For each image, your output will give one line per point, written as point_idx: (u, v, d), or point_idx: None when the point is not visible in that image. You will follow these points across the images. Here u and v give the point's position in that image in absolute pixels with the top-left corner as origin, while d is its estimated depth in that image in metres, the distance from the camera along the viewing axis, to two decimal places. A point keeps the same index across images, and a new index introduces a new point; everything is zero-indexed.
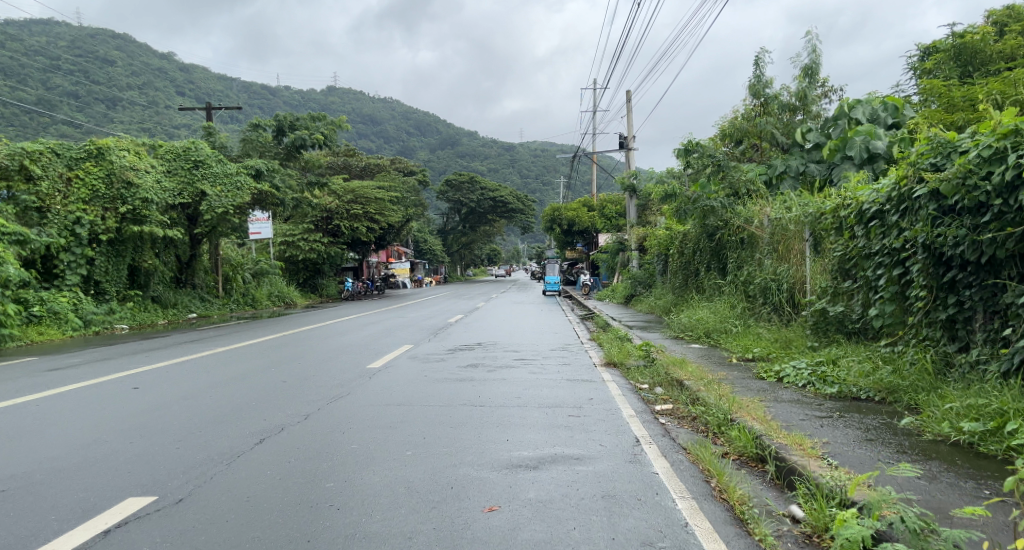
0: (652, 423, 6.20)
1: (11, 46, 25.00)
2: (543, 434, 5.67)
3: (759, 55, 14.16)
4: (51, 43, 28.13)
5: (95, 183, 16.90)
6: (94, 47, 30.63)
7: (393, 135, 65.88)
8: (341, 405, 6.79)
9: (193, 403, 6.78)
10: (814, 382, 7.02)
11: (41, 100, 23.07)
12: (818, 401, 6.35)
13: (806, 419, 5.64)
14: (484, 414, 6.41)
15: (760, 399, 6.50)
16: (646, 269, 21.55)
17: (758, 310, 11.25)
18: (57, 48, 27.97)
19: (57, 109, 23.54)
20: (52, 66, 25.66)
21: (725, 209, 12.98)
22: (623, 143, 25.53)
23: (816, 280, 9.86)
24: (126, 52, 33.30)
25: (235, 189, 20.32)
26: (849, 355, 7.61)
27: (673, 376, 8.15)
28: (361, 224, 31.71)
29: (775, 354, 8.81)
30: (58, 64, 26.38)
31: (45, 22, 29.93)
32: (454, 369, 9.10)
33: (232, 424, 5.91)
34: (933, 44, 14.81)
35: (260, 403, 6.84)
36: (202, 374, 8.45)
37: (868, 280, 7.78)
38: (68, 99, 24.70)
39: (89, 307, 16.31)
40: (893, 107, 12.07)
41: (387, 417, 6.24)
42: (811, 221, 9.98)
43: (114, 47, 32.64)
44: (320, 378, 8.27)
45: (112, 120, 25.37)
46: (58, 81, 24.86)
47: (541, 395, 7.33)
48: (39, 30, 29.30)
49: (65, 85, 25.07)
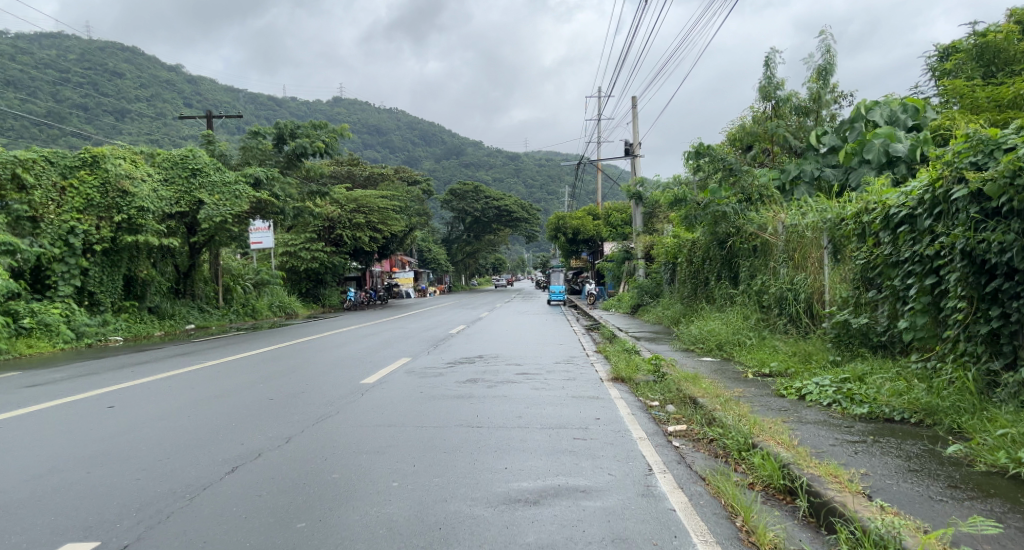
0: (665, 448, 5.67)
1: (22, 58, 24.53)
2: (545, 460, 5.16)
3: (770, 54, 13.59)
4: (60, 55, 27.93)
5: (90, 192, 16.42)
6: (103, 58, 30.24)
7: (398, 145, 65.54)
8: (327, 426, 6.29)
9: (167, 424, 6.30)
10: (840, 400, 6.48)
11: (50, 112, 22.64)
12: (847, 422, 5.81)
13: (837, 444, 5.09)
14: (481, 436, 5.89)
15: (783, 420, 5.98)
16: (652, 278, 21.02)
17: (774, 321, 10.71)
18: (65, 60, 27.75)
19: (64, 120, 23.22)
20: (59, 78, 25.45)
21: (737, 215, 12.49)
22: (628, 150, 25.09)
23: (836, 289, 9.32)
24: (135, 64, 33.10)
25: (233, 197, 19.79)
26: (877, 371, 7.09)
27: (686, 393, 7.61)
28: (364, 233, 31.31)
29: (794, 370, 8.25)
30: (65, 76, 26.15)
31: (57, 36, 29.11)
32: (453, 384, 8.57)
33: (205, 450, 5.41)
34: (952, 44, 14.26)
35: (242, 424, 6.35)
36: (186, 391, 7.96)
37: (896, 289, 7.29)
38: (76, 111, 24.31)
39: (82, 319, 15.83)
40: (913, 109, 11.55)
41: (377, 441, 5.73)
42: (830, 227, 9.45)
43: (123, 59, 32.23)
44: (310, 396, 7.76)
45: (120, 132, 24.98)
46: (68, 94, 24.40)
47: (544, 414, 6.80)
48: (48, 41, 28.94)
49: (74, 98, 24.64)
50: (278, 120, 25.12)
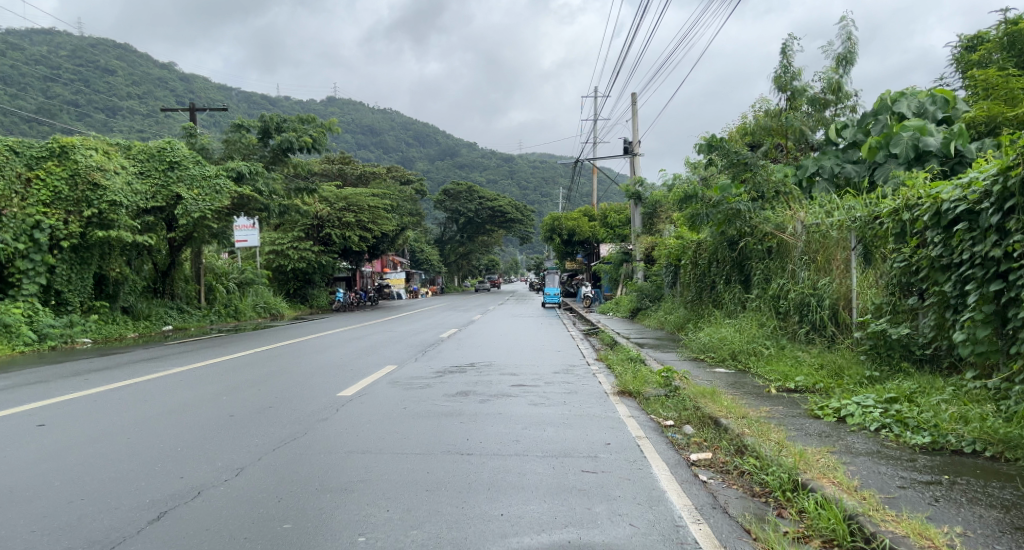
0: (692, 484, 4.73)
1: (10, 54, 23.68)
2: (549, 502, 4.23)
3: (787, 42, 12.69)
4: (52, 52, 27.14)
5: (58, 184, 15.40)
6: (93, 55, 29.39)
7: (393, 146, 64.51)
8: (288, 452, 5.33)
9: (97, 448, 5.36)
10: (892, 426, 5.56)
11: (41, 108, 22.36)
12: (907, 455, 4.90)
13: (908, 485, 4.18)
14: (473, 468, 4.95)
15: (830, 450, 5.04)
16: (653, 282, 20.11)
17: (794, 329, 9.83)
18: (57, 57, 26.99)
19: (54, 116, 22.46)
20: (51, 74, 24.72)
21: (751, 214, 11.48)
22: (628, 148, 24.19)
23: (865, 295, 8.43)
24: (129, 62, 32.30)
25: (213, 192, 18.66)
26: (928, 390, 6.19)
27: (705, 411, 6.69)
28: (353, 232, 30.22)
29: (825, 386, 7.32)
30: (57, 73, 25.38)
31: (47, 32, 28.37)
32: (443, 398, 7.60)
33: (133, 486, 4.50)
34: (978, 34, 13.45)
35: (188, 449, 5.40)
36: (138, 405, 6.99)
37: (945, 296, 6.47)
38: (68, 107, 23.60)
39: (45, 319, 14.77)
40: (943, 100, 10.68)
41: (348, 474, 4.79)
42: (859, 226, 8.57)
43: (115, 56, 31.34)
44: (277, 412, 6.80)
45: (111, 128, 24.16)
46: (57, 90, 23.62)
47: (546, 438, 5.85)
48: (40, 38, 28.22)
49: (64, 95, 23.83)
50: (263, 113, 24.02)
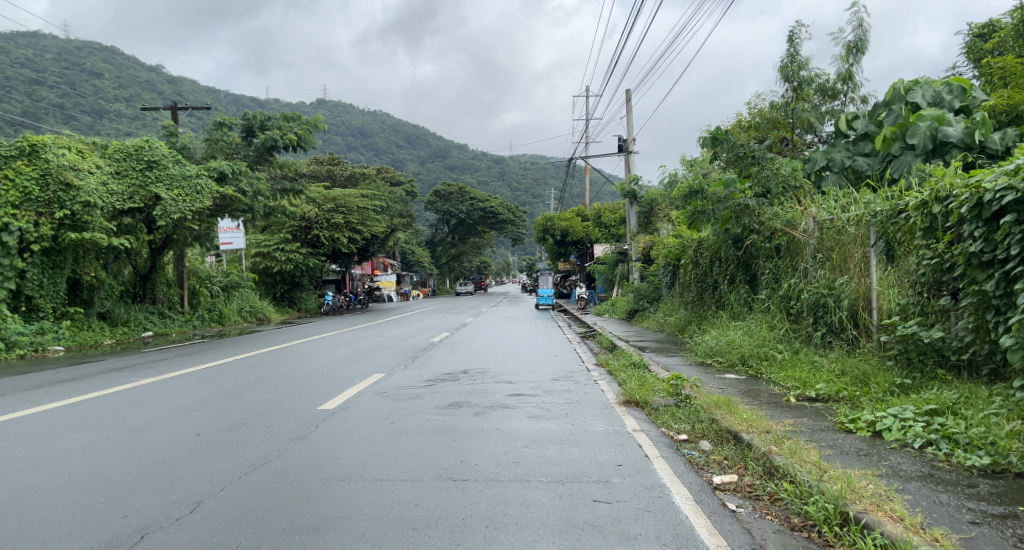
0: (723, 516, 4.08)
1: None
2: (558, 545, 3.62)
3: (795, 29, 12.07)
4: (36, 55, 26.41)
5: (28, 185, 14.58)
6: (79, 58, 28.69)
7: (384, 148, 63.83)
8: (255, 480, 4.67)
9: (32, 477, 4.69)
10: (939, 443, 4.94)
11: (25, 112, 21.71)
12: (965, 480, 4.27)
13: (982, 524, 3.57)
14: (467, 498, 4.30)
15: (876, 473, 4.40)
16: (651, 282, 19.45)
17: (808, 331, 9.22)
18: (43, 59, 26.26)
19: (38, 119, 21.82)
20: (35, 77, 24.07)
21: (758, 209, 10.86)
22: (623, 147, 23.59)
23: (888, 295, 7.81)
24: (116, 63, 31.54)
25: (194, 192, 17.70)
26: (972, 402, 5.54)
27: (721, 425, 6.05)
28: (342, 234, 29.49)
29: (850, 394, 6.71)
30: (41, 75, 24.70)
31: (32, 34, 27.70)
32: (432, 412, 6.93)
33: (69, 526, 3.86)
34: (990, 21, 12.95)
35: (140, 477, 4.73)
36: (94, 424, 6.28)
37: (985, 296, 5.86)
38: (53, 110, 22.93)
39: (15, 327, 13.98)
40: (960, 89, 10.11)
41: (322, 508, 4.13)
42: (881, 220, 7.97)
43: (102, 58, 30.60)
44: (248, 430, 6.12)
45: (96, 131, 23.07)
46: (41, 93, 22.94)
47: (549, 459, 5.19)
48: (25, 42, 27.52)
49: (49, 98, 23.20)
50: (247, 111, 22.96)
